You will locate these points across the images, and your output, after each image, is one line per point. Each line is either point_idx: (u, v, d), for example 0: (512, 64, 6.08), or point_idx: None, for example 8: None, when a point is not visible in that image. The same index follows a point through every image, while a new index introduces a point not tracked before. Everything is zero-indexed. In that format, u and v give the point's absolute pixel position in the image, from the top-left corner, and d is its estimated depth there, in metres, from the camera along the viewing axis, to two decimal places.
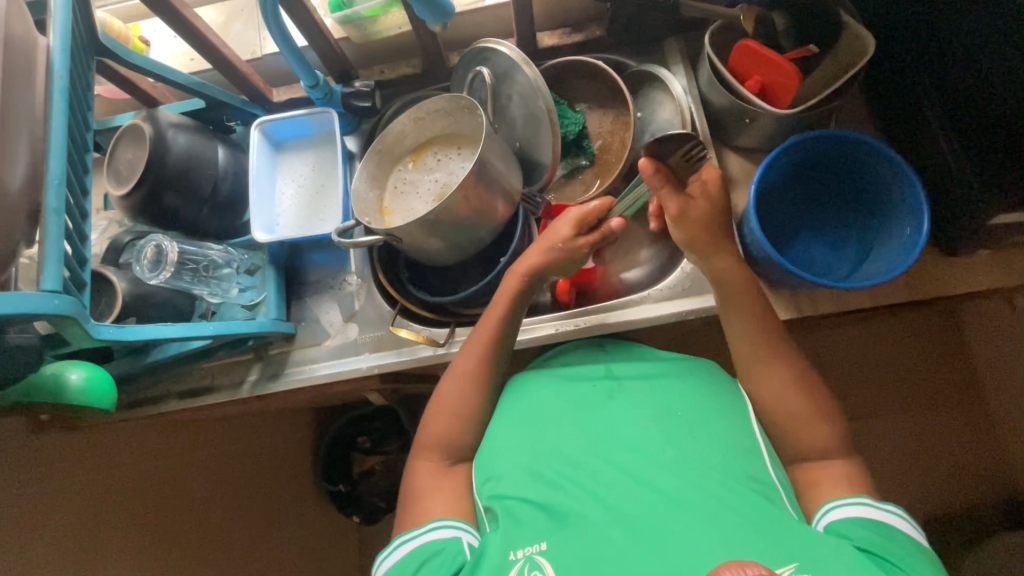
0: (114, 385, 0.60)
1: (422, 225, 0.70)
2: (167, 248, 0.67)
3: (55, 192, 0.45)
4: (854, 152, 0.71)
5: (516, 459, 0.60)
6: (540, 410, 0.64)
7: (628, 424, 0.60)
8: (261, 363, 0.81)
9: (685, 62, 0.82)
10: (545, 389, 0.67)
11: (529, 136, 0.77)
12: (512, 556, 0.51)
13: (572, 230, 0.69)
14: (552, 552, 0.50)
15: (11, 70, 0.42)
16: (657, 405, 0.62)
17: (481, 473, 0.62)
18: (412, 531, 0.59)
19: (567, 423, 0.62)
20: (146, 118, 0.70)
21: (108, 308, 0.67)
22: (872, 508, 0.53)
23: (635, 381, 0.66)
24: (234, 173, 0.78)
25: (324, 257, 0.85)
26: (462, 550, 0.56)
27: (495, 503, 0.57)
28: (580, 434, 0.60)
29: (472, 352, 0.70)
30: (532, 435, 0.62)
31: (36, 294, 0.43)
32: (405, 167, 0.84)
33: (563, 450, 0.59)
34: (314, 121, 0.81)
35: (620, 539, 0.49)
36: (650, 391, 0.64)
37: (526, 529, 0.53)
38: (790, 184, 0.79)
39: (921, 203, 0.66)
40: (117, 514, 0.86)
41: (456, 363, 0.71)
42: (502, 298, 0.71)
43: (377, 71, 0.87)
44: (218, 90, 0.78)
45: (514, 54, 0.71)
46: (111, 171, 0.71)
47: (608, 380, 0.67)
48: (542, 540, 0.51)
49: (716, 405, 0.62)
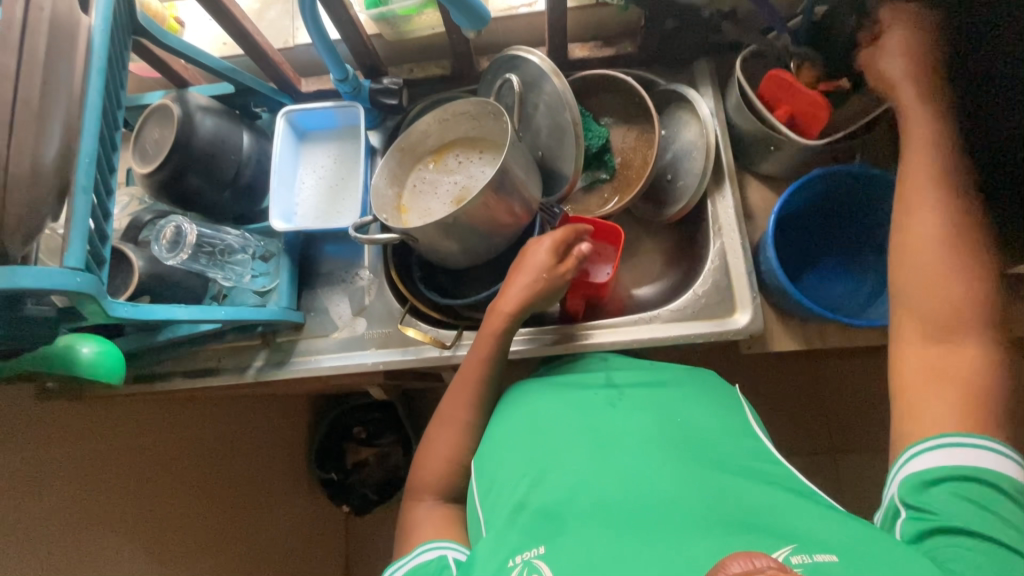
0: (123, 362, 0.61)
1: (439, 226, 0.71)
2: (186, 230, 0.68)
3: (84, 170, 0.46)
4: (877, 192, 0.71)
5: (517, 464, 0.61)
6: (540, 415, 0.65)
7: (625, 429, 0.61)
8: (268, 349, 0.81)
9: (713, 85, 0.81)
10: (545, 396, 0.68)
11: (552, 146, 0.77)
12: (512, 562, 0.51)
13: (549, 258, 0.71)
14: (549, 556, 0.49)
15: (53, 48, 0.42)
16: (655, 414, 0.62)
17: (483, 476, 0.63)
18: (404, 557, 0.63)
19: (569, 428, 0.62)
20: (175, 99, 0.71)
21: (123, 284, 0.67)
22: (943, 455, 0.49)
23: (635, 389, 0.66)
24: (257, 160, 0.79)
25: (338, 249, 0.85)
26: (446, 565, 0.59)
27: (496, 510, 0.58)
28: (580, 439, 0.61)
29: (475, 359, 0.72)
30: (530, 439, 0.63)
31: (59, 270, 0.43)
32: (426, 167, 0.84)
33: (560, 455, 0.59)
34: (340, 114, 0.82)
35: (621, 542, 0.48)
36: (651, 399, 0.65)
37: (525, 535, 0.53)
38: (811, 219, 0.78)
39: None
40: (111, 475, 0.87)
41: (456, 379, 0.73)
42: (484, 338, 0.72)
43: (406, 70, 0.88)
44: (248, 76, 0.78)
45: (544, 64, 0.71)
46: (137, 149, 0.72)
47: (608, 388, 0.67)
48: (541, 544, 0.51)
49: (717, 416, 0.63)
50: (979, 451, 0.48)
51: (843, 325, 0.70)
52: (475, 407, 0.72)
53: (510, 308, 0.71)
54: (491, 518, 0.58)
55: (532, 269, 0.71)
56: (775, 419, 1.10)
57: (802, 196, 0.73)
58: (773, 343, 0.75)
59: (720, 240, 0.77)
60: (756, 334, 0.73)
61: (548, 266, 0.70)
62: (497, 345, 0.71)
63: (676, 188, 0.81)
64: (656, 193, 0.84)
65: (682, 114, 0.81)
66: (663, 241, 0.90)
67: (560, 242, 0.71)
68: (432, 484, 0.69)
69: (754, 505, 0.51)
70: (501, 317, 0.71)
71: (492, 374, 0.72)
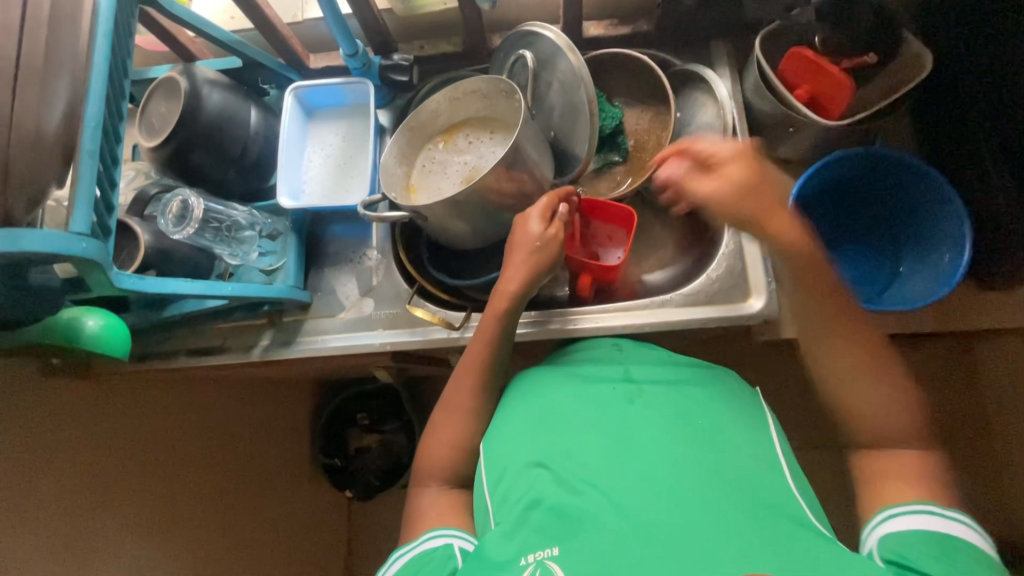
0: (129, 335, 0.60)
1: (449, 205, 0.70)
2: (192, 204, 0.67)
3: (90, 134, 0.45)
4: (898, 176, 0.70)
5: (529, 456, 0.60)
6: (553, 407, 0.64)
7: (643, 428, 0.59)
8: (273, 329, 0.81)
9: (731, 65, 0.79)
10: (559, 389, 0.66)
11: (565, 126, 0.76)
12: (523, 561, 0.51)
13: (540, 225, 0.69)
14: (563, 557, 0.49)
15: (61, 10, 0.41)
16: (674, 413, 0.61)
17: (492, 467, 0.63)
18: (409, 544, 0.63)
19: (584, 424, 0.61)
20: (182, 72, 0.70)
21: (129, 259, 0.66)
22: (927, 519, 0.50)
23: (653, 386, 0.65)
24: (264, 136, 0.78)
25: (346, 229, 0.84)
26: (451, 556, 0.59)
27: (507, 502, 0.58)
28: (596, 436, 0.59)
29: (481, 340, 0.70)
30: (544, 433, 0.62)
31: (63, 235, 0.42)
32: (436, 147, 0.83)
33: (575, 452, 0.58)
34: (349, 91, 0.80)
35: (637, 547, 0.48)
36: (669, 396, 0.63)
37: (537, 534, 0.52)
38: (829, 203, 0.77)
39: (965, 234, 0.64)
40: (115, 461, 0.87)
41: (461, 363, 0.72)
42: (489, 317, 0.70)
43: (417, 47, 0.86)
44: (256, 50, 0.77)
45: (559, 40, 0.70)
46: (143, 123, 0.71)
47: (625, 383, 0.66)
48: (554, 544, 0.51)
49: (731, 419, 0.61)
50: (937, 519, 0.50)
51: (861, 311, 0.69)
52: (482, 388, 0.71)
53: (511, 282, 0.70)
54: (500, 511, 0.58)
55: (526, 242, 0.69)
56: (783, 411, 1.09)
57: (821, 178, 0.72)
58: (787, 330, 0.73)
59: (735, 223, 0.75)
60: (770, 320, 0.72)
61: (541, 234, 0.69)
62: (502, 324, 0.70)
63: None
64: None
65: (698, 95, 0.79)
66: (675, 225, 0.88)
67: (548, 208, 0.70)
68: (437, 465, 0.68)
69: (764, 523, 0.49)
70: (503, 296, 0.70)
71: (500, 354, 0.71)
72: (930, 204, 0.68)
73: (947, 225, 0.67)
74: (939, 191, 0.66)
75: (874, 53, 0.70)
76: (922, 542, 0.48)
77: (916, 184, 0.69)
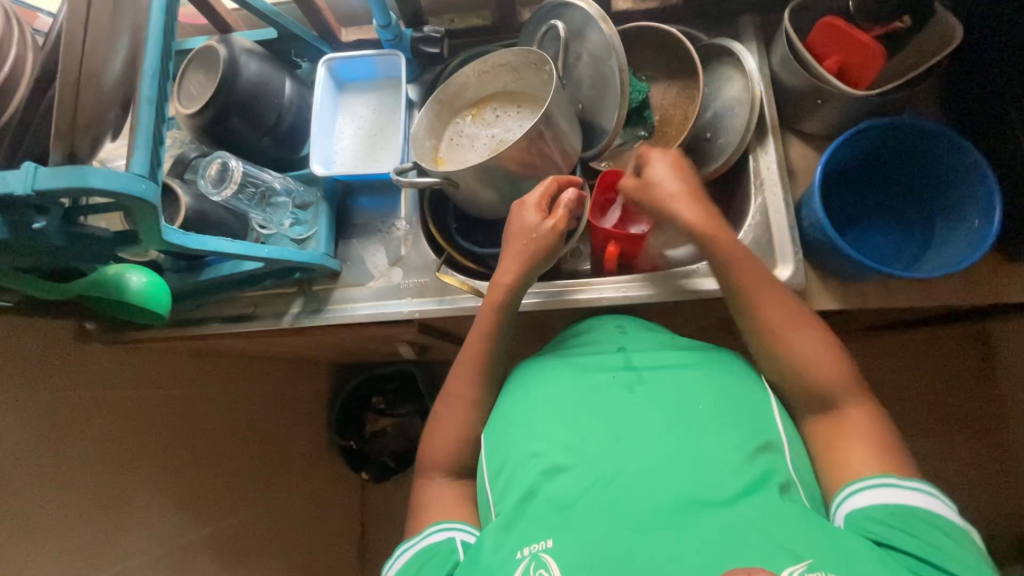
0: (169, 294, 0.62)
1: (480, 172, 0.71)
2: (232, 166, 0.69)
3: (149, 82, 0.46)
4: (929, 146, 0.70)
5: (528, 444, 0.58)
6: (553, 393, 0.62)
7: (641, 418, 0.57)
8: (303, 297, 0.82)
9: (759, 39, 0.80)
10: (556, 375, 0.65)
11: (594, 98, 0.77)
12: (518, 555, 0.50)
13: (535, 215, 0.71)
14: (557, 550, 0.48)
15: None
16: (675, 400, 0.58)
17: (493, 453, 0.62)
18: (417, 536, 0.63)
19: (584, 410, 0.59)
20: (220, 41, 0.71)
21: (170, 220, 0.68)
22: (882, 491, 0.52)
23: (655, 372, 0.63)
24: (298, 106, 0.79)
25: (373, 201, 0.85)
26: (453, 550, 0.59)
27: (505, 491, 0.57)
28: (596, 423, 0.57)
29: (476, 333, 0.71)
30: (541, 419, 0.60)
31: (126, 175, 0.44)
32: (464, 120, 0.84)
33: (575, 439, 0.57)
34: (380, 63, 0.82)
35: (633, 542, 0.47)
36: (673, 381, 0.61)
37: (533, 527, 0.52)
38: (857, 174, 0.78)
39: (994, 197, 0.64)
40: (133, 435, 0.86)
41: (461, 356, 0.73)
42: (484, 310, 0.72)
43: (447, 21, 0.88)
44: (291, 21, 0.79)
45: (591, 9, 0.71)
46: (182, 93, 0.72)
47: (627, 369, 0.64)
48: (550, 537, 0.50)
49: (740, 400, 0.58)
50: (891, 490, 0.52)
51: (889, 280, 0.69)
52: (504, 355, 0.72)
53: (505, 277, 0.71)
54: (501, 501, 0.57)
55: (522, 231, 0.71)
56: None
57: (851, 149, 0.73)
58: (812, 301, 0.74)
59: (762, 195, 0.76)
60: (796, 290, 0.72)
61: (534, 226, 0.70)
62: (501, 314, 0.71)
63: (716, 145, 0.80)
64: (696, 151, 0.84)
65: (725, 69, 0.80)
66: None
67: (544, 197, 0.71)
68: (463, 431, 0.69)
69: (777, 511, 0.47)
70: (495, 288, 0.71)
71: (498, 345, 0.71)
72: (958, 175, 0.69)
73: (974, 196, 0.67)
74: (969, 161, 0.66)
75: (907, 18, 0.70)
76: (882, 513, 0.50)
77: (944, 155, 0.69)
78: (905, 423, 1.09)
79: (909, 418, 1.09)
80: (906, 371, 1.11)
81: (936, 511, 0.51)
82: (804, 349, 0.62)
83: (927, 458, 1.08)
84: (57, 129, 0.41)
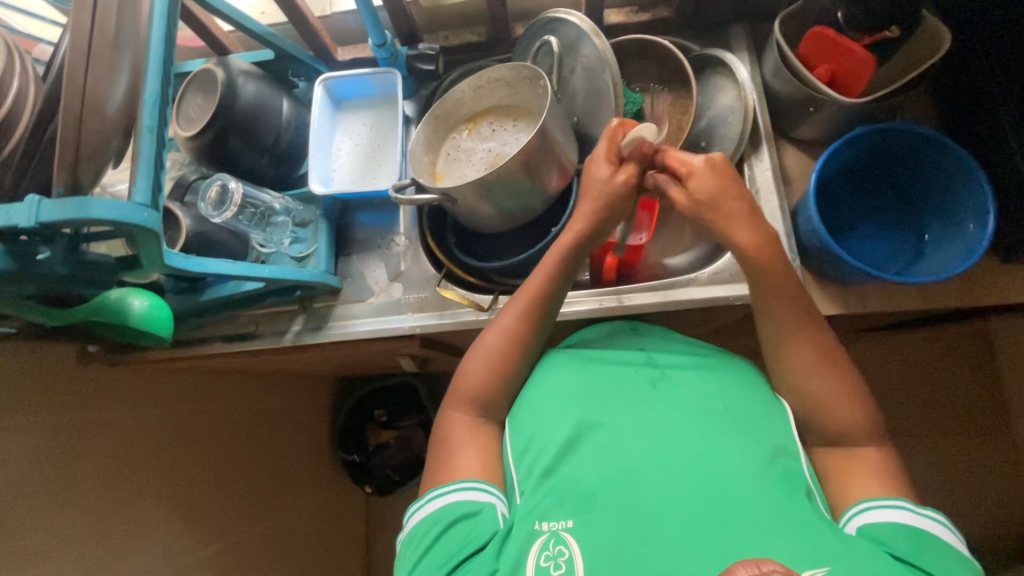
0: (172, 318, 0.62)
1: (478, 187, 0.71)
2: (232, 188, 0.69)
3: (150, 110, 0.47)
4: (925, 150, 0.70)
5: (554, 426, 0.60)
6: (576, 380, 0.64)
7: (664, 414, 0.60)
8: (305, 314, 0.82)
9: (750, 49, 0.81)
10: (580, 365, 0.66)
11: (589, 110, 0.78)
12: (538, 528, 0.52)
13: (606, 168, 0.67)
14: (577, 530, 0.51)
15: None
16: (697, 400, 0.61)
17: (514, 428, 0.63)
18: (465, 483, 0.58)
19: (609, 402, 0.62)
20: (218, 64, 0.72)
21: (171, 243, 0.69)
22: (905, 511, 0.51)
23: (677, 371, 0.65)
24: (296, 126, 0.80)
25: (372, 217, 0.86)
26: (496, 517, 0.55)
27: (527, 465, 0.58)
28: (622, 416, 0.60)
29: (516, 308, 0.68)
30: (566, 405, 0.62)
31: (129, 204, 0.45)
32: (460, 135, 0.85)
33: (602, 430, 0.59)
34: (377, 81, 0.83)
35: (655, 527, 0.49)
36: (694, 382, 0.64)
37: (553, 504, 0.53)
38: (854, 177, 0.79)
39: (988, 203, 0.64)
40: (140, 453, 0.86)
41: (518, 292, 0.69)
42: (536, 274, 0.68)
43: (441, 38, 0.89)
44: (288, 42, 0.79)
45: (583, 24, 0.72)
46: (180, 115, 0.73)
47: (649, 366, 0.67)
48: (569, 517, 0.52)
49: (758, 402, 0.61)
50: (896, 511, 0.51)
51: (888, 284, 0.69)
52: (542, 331, 0.69)
53: (571, 234, 0.68)
54: (521, 478, 0.58)
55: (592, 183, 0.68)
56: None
57: (852, 151, 0.73)
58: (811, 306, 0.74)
59: (758, 202, 0.77)
60: None
61: (604, 177, 0.67)
62: (542, 294, 0.68)
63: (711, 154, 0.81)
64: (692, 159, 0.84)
65: (718, 78, 0.81)
66: None
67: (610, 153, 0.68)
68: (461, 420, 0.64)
69: (792, 505, 0.49)
70: (570, 237, 0.68)
71: (537, 326, 0.68)
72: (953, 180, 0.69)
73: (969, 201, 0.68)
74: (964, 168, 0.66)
75: (896, 27, 0.71)
76: (889, 531, 0.50)
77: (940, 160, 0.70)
78: (907, 424, 1.09)
79: (911, 418, 1.09)
80: (908, 371, 1.10)
81: (945, 539, 0.50)
82: (808, 354, 0.62)
83: (928, 458, 1.08)
84: (60, 162, 0.41)
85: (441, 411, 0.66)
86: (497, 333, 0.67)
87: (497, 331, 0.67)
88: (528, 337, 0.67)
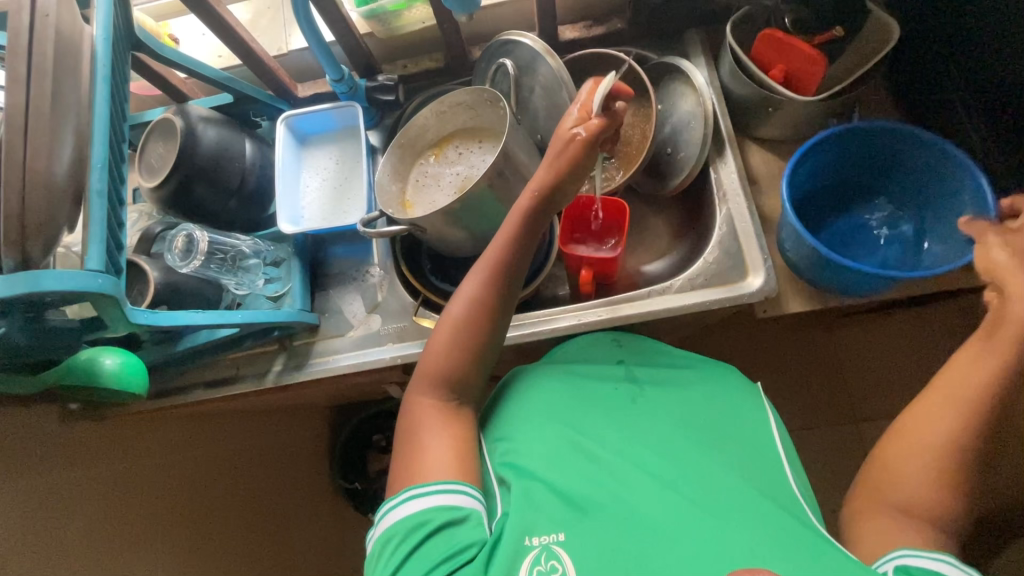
0: (144, 372, 0.61)
1: (445, 215, 0.71)
2: (197, 237, 0.70)
3: (98, 174, 0.47)
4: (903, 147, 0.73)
5: (549, 444, 0.60)
6: (553, 399, 0.65)
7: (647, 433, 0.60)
8: (285, 354, 0.81)
9: (705, 54, 0.83)
10: (563, 381, 0.67)
11: (551, 128, 0.78)
12: (529, 543, 0.51)
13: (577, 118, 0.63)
14: (569, 542, 0.50)
15: (59, 68, 0.43)
16: (677, 416, 0.62)
17: (493, 450, 0.62)
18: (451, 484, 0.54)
19: (591, 418, 0.63)
20: (176, 112, 0.71)
21: (140, 296, 0.68)
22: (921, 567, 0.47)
23: (656, 386, 0.66)
24: (261, 166, 0.79)
25: (347, 250, 0.86)
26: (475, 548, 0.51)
27: (510, 475, 0.58)
28: (608, 433, 0.61)
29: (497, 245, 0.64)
30: (548, 418, 0.63)
31: (83, 273, 0.45)
32: (427, 161, 0.84)
33: (587, 445, 0.59)
34: (338, 115, 0.83)
35: (645, 534, 0.49)
36: (671, 395, 0.65)
37: (542, 518, 0.53)
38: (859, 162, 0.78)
39: (981, 184, 0.66)
40: (124, 504, 0.82)
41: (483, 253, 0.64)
42: (510, 218, 0.64)
43: (400, 66, 0.89)
44: (245, 83, 0.79)
45: (536, 45, 0.73)
46: (142, 166, 0.72)
47: (629, 382, 0.67)
48: (560, 530, 0.51)
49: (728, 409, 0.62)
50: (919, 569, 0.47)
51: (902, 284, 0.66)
52: (490, 330, 0.63)
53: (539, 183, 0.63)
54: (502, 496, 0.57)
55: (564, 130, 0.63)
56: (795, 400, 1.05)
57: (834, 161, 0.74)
58: (786, 305, 0.74)
59: (726, 206, 0.78)
60: (771, 296, 0.72)
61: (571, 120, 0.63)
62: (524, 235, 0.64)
63: (676, 160, 0.82)
64: (659, 163, 0.85)
65: (677, 86, 0.82)
66: (668, 215, 0.90)
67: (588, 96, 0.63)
68: None
69: (779, 519, 0.49)
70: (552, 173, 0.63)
71: (509, 282, 0.64)
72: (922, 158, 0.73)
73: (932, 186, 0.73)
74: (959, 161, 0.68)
75: (840, 28, 0.75)
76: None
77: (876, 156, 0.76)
78: None
79: None
80: None
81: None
82: None
83: None
84: (6, 238, 0.41)
85: (403, 394, 0.62)
86: (476, 276, 0.63)
87: (475, 276, 0.63)
88: (476, 325, 0.62)
